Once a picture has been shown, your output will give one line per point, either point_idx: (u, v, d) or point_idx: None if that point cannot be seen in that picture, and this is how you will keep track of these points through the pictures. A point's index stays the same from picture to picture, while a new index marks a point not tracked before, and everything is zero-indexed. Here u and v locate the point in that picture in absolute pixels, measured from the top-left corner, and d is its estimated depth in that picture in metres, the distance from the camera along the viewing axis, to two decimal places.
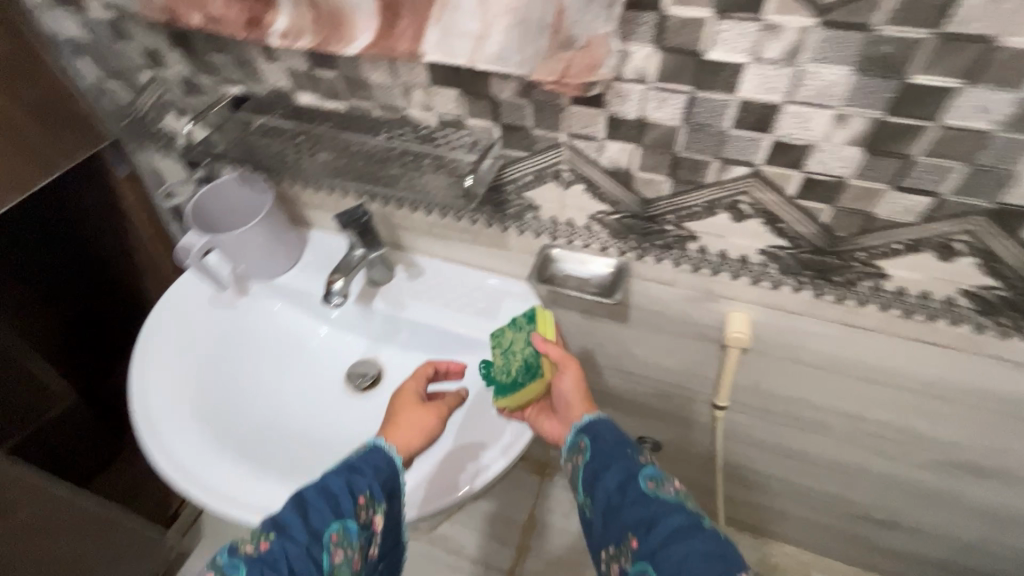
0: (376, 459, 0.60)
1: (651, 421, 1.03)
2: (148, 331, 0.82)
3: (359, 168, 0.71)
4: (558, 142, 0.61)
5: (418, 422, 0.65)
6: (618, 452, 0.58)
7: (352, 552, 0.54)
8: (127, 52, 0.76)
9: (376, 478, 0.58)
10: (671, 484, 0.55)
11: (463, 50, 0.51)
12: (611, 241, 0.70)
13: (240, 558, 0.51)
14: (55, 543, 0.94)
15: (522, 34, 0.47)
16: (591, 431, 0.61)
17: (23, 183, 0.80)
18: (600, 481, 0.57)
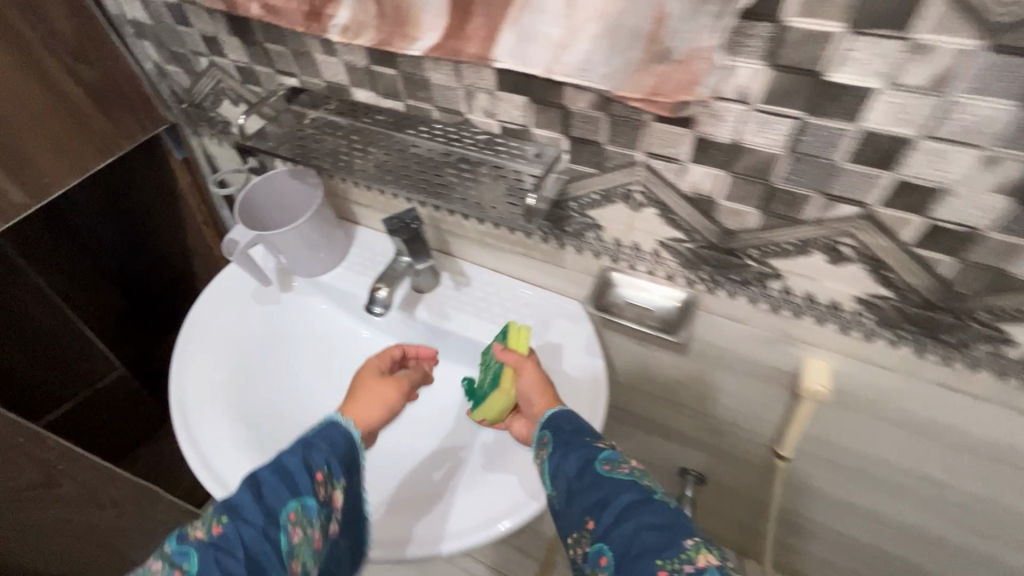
0: (331, 433, 0.56)
1: (698, 454, 0.96)
2: (190, 320, 0.82)
3: (412, 174, 0.66)
4: (633, 161, 0.55)
5: (380, 399, 0.63)
6: (576, 440, 0.55)
7: (313, 531, 0.51)
8: (186, 38, 0.73)
9: (333, 453, 0.55)
10: (628, 464, 0.52)
11: (542, 58, 0.46)
12: (680, 270, 0.64)
13: (191, 545, 0.47)
14: (98, 512, 0.96)
15: (612, 43, 0.42)
16: (553, 423, 0.58)
17: (82, 165, 0.78)
18: (560, 471, 0.53)
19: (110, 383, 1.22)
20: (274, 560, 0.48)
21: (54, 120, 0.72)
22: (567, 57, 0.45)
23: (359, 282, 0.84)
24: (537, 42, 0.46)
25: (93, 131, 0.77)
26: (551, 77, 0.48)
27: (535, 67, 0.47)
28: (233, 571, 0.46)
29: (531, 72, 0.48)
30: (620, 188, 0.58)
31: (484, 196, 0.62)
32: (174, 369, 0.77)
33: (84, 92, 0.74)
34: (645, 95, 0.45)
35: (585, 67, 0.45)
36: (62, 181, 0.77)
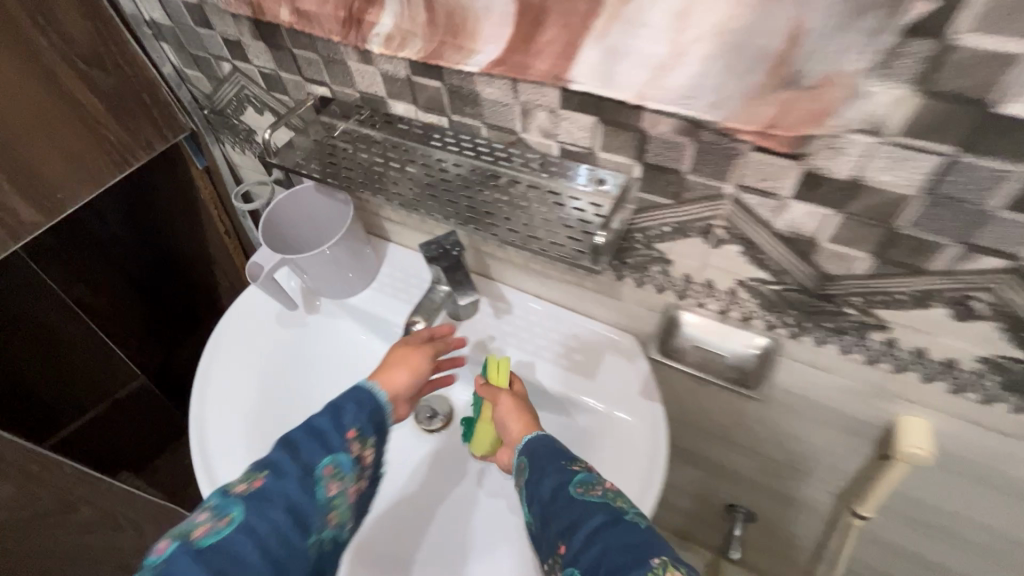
0: (361, 395, 0.57)
1: (751, 493, 0.88)
2: (210, 348, 0.76)
3: (456, 197, 0.58)
4: (719, 193, 0.47)
5: (406, 361, 0.61)
6: (551, 463, 0.54)
7: (348, 485, 0.52)
8: (207, 40, 0.67)
9: (362, 411, 0.56)
10: (602, 485, 0.51)
11: (634, 82, 0.41)
12: (759, 312, 0.56)
13: (233, 496, 0.48)
14: (119, 535, 0.92)
15: (728, 65, 0.36)
16: (529, 448, 0.57)
17: (96, 178, 0.72)
18: (535, 497, 0.53)
19: (131, 394, 1.21)
20: (314, 511, 0.49)
21: (65, 130, 0.66)
22: (666, 81, 0.39)
23: (388, 306, 0.77)
24: (628, 63, 0.40)
25: (107, 141, 0.71)
26: (644, 103, 0.42)
27: (625, 93, 0.42)
28: (279, 520, 0.47)
29: (621, 99, 0.42)
30: (700, 221, 0.50)
31: (541, 227, 0.54)
32: (195, 403, 0.72)
33: (97, 99, 0.68)
34: (759, 129, 0.39)
35: (690, 93, 0.39)
36: (74, 195, 0.71)
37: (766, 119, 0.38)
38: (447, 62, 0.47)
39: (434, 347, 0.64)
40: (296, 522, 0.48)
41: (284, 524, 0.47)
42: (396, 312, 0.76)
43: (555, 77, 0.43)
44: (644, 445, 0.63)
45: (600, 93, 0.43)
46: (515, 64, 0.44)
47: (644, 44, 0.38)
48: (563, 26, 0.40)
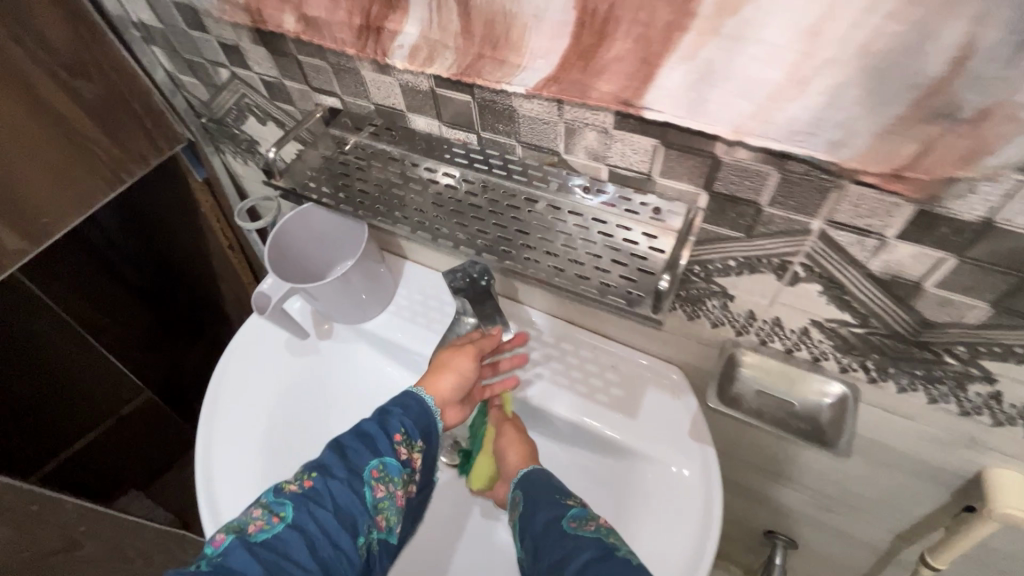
0: (407, 400, 0.54)
1: (795, 524, 0.82)
2: (215, 385, 0.68)
3: (487, 224, 0.51)
4: (803, 228, 0.40)
5: (449, 366, 0.56)
6: (547, 499, 0.55)
7: (396, 488, 0.49)
8: (202, 45, 0.60)
9: (409, 415, 0.52)
10: (595, 522, 0.51)
11: (733, 117, 0.34)
12: (833, 354, 0.49)
13: (286, 496, 0.46)
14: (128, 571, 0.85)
15: (864, 95, 0.30)
16: (526, 483, 0.58)
17: (86, 199, 0.66)
18: (528, 530, 0.53)
19: (136, 410, 1.12)
20: (362, 513, 0.47)
21: (49, 149, 0.60)
22: (774, 117, 0.33)
23: (406, 331, 0.70)
24: (722, 90, 0.33)
25: (97, 158, 0.65)
26: (743, 139, 0.35)
27: (723, 129, 0.35)
28: (327, 522, 0.45)
29: (717, 134, 0.36)
30: (773, 257, 0.43)
31: (587, 262, 0.47)
32: (200, 452, 0.63)
33: (83, 113, 0.61)
34: (890, 170, 0.33)
35: (810, 131, 0.33)
36: (64, 219, 0.65)
37: (899, 156, 0.32)
38: (487, 81, 0.42)
39: (479, 347, 0.57)
40: (345, 524, 0.45)
41: (333, 526, 0.45)
42: (418, 339, 0.70)
43: (628, 104, 0.37)
44: (698, 499, 0.56)
45: (694, 126, 0.37)
46: (577, 87, 0.38)
47: (743, 70, 0.32)
48: (637, 39, 0.33)
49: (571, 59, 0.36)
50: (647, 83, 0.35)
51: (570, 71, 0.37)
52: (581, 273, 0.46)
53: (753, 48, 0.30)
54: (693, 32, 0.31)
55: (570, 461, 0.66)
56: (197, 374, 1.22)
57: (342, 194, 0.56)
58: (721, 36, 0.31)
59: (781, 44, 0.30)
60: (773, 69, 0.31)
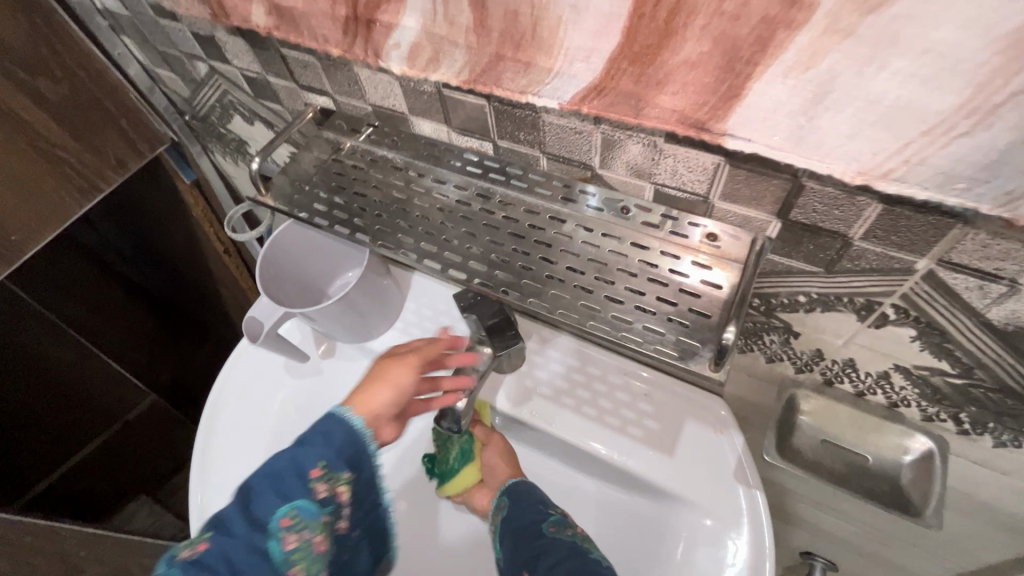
0: (329, 426, 0.44)
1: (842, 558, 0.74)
2: (204, 430, 0.60)
3: (506, 248, 0.42)
4: (904, 267, 0.32)
5: (387, 379, 0.47)
6: (529, 505, 0.53)
7: (313, 535, 0.42)
8: (174, 36, 0.52)
9: (329, 445, 0.43)
10: (574, 528, 0.51)
11: (858, 157, 0.27)
12: (917, 404, 0.41)
13: (176, 566, 0.38)
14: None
15: None
16: (512, 491, 0.55)
17: (58, 212, 0.60)
18: (506, 530, 0.53)
19: (142, 414, 1.05)
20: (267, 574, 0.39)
21: (10, 159, 0.53)
22: (923, 159, 0.25)
23: None
24: (839, 115, 0.25)
25: (67, 166, 0.58)
26: (872, 180, 0.27)
27: (847, 169, 0.27)
28: None
29: (833, 173, 0.28)
30: (857, 296, 0.35)
31: (627, 300, 0.38)
32: (195, 513, 0.55)
33: (48, 115, 0.54)
34: None
35: (973, 172, 0.25)
36: (35, 234, 0.59)
37: None
38: (508, 90, 0.35)
39: (424, 357, 0.49)
40: None
41: None
42: None
43: (703, 128, 0.29)
44: (742, 559, 0.48)
45: (803, 164, 0.29)
46: (629, 104, 0.31)
47: (867, 92, 0.24)
48: (715, 39, 0.25)
49: (620, 63, 0.29)
50: (720, 94, 0.27)
51: (620, 80, 0.30)
52: (622, 316, 0.37)
53: (890, 61, 0.22)
54: (793, 31, 0.23)
55: (595, 498, 0.59)
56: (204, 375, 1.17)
57: (338, 210, 0.46)
58: (832, 37, 0.23)
59: (926, 48, 0.21)
60: (903, 84, 0.23)
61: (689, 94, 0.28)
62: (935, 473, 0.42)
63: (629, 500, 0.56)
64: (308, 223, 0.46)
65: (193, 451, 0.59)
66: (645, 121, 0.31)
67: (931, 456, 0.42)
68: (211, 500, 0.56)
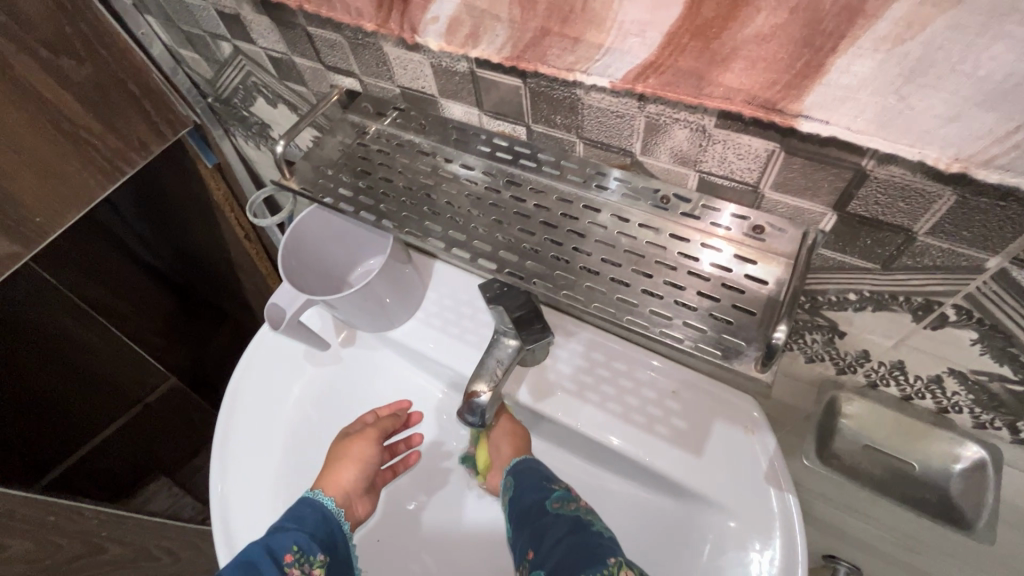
0: (300, 511, 0.53)
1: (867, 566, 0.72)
2: (224, 416, 0.59)
3: (538, 238, 0.40)
4: (972, 264, 0.29)
5: (348, 456, 0.57)
6: (534, 483, 0.53)
7: None
8: (199, 14, 0.51)
9: (303, 528, 0.52)
10: (577, 503, 0.51)
11: (954, 142, 0.24)
12: (972, 411, 0.38)
13: None
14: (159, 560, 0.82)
15: None
16: (518, 469, 0.55)
17: (81, 194, 0.59)
18: (512, 508, 0.53)
19: (161, 398, 1.05)
20: None
21: (34, 139, 0.53)
22: (1017, 141, 0.23)
23: (436, 342, 0.60)
24: (934, 91, 0.23)
25: (92, 147, 0.57)
26: (967, 167, 0.25)
27: (942, 156, 0.25)
28: None
29: (918, 157, 0.26)
30: (915, 296, 0.33)
31: (666, 295, 0.36)
32: (216, 501, 0.55)
33: (73, 95, 0.53)
34: None
35: None
36: (59, 216, 0.58)
37: None
38: (553, 67, 0.33)
39: (378, 428, 0.59)
40: None
41: None
42: (449, 352, 0.59)
43: (774, 109, 0.27)
44: (775, 565, 0.45)
45: (887, 149, 0.26)
46: (688, 82, 0.29)
47: (972, 67, 0.22)
48: (793, 8, 0.23)
49: (681, 38, 0.27)
50: (795, 71, 0.25)
51: (679, 57, 0.28)
52: (661, 312, 0.35)
53: (1004, 31, 0.20)
54: None
55: (618, 495, 0.57)
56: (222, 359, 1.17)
57: (362, 196, 0.45)
58: (936, 2, 0.21)
59: None
60: (1018, 57, 0.21)
61: (755, 72, 0.26)
62: (986, 485, 0.39)
63: (654, 498, 0.55)
64: (332, 209, 0.45)
65: (213, 438, 0.58)
66: (706, 102, 0.29)
67: (984, 466, 0.39)
68: (233, 488, 0.55)
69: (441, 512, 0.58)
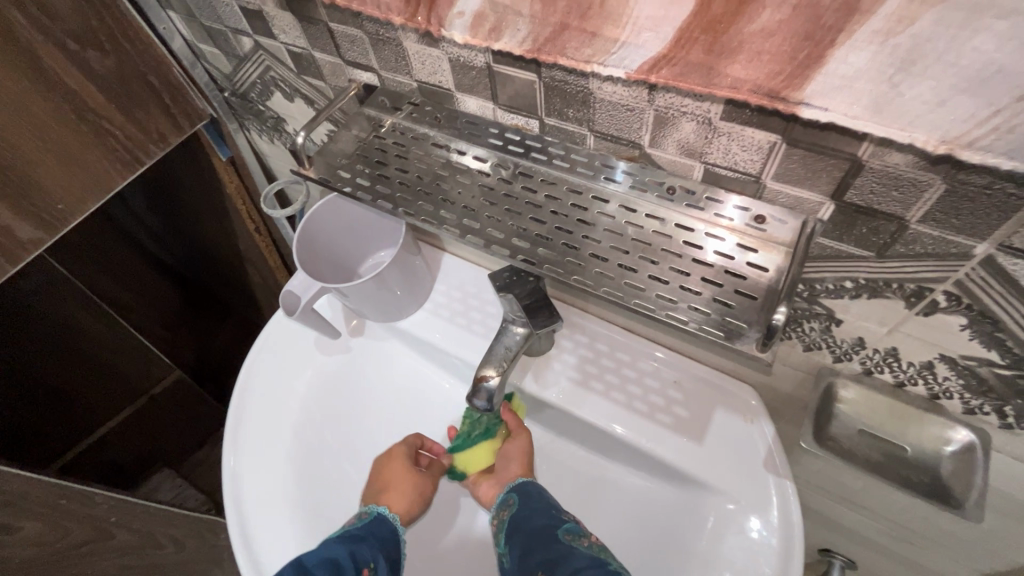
0: (379, 530, 0.52)
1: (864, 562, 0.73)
2: (239, 398, 0.60)
3: (548, 226, 0.42)
4: (961, 252, 0.31)
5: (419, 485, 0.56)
6: (542, 508, 0.52)
7: None
8: (222, 10, 0.53)
9: (382, 548, 0.51)
10: (591, 538, 0.48)
11: (941, 126, 0.26)
12: (963, 395, 0.40)
13: None
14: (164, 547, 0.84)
15: None
16: (522, 490, 0.54)
17: (102, 183, 0.61)
18: (516, 529, 0.51)
19: (168, 389, 1.06)
20: None
21: (57, 127, 0.54)
22: (1000, 126, 0.25)
23: (444, 332, 0.62)
24: (924, 80, 0.25)
25: (113, 137, 0.59)
26: (955, 153, 0.27)
27: (930, 139, 0.27)
28: None
29: (912, 144, 0.28)
30: (907, 282, 0.35)
31: (672, 281, 0.38)
32: (229, 480, 0.56)
33: (95, 86, 0.55)
34: None
35: None
36: (79, 205, 0.60)
37: None
38: (572, 60, 0.35)
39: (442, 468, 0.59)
40: None
41: None
42: (457, 343, 0.61)
43: (778, 98, 0.29)
44: (770, 543, 0.47)
45: (882, 134, 0.28)
46: (699, 73, 0.31)
47: (957, 57, 0.24)
48: (795, 5, 0.25)
49: (693, 32, 0.29)
50: (797, 63, 0.27)
51: (689, 49, 0.30)
52: (667, 296, 0.37)
53: (986, 24, 0.22)
54: None
55: (616, 485, 0.59)
56: (227, 352, 1.18)
57: (379, 185, 0.46)
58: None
59: None
60: (999, 47, 0.23)
61: (759, 64, 0.28)
62: (974, 466, 0.41)
63: (654, 486, 0.57)
64: (350, 198, 0.47)
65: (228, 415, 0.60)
66: (714, 91, 0.31)
67: (973, 448, 0.41)
68: (244, 463, 0.57)
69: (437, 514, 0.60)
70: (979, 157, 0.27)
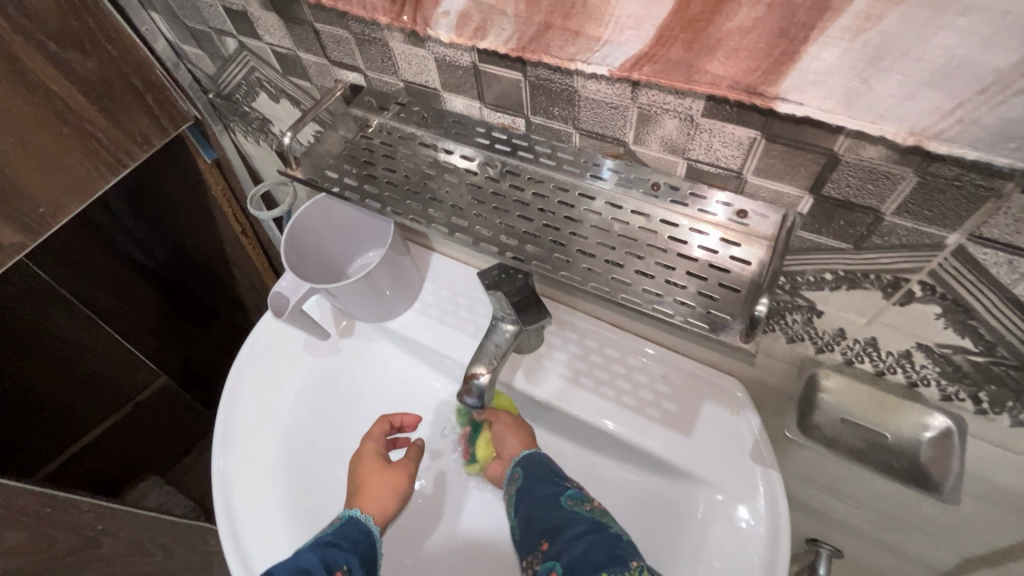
0: (350, 533, 0.51)
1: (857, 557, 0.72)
2: (226, 400, 0.60)
3: (536, 224, 0.42)
4: (934, 242, 0.32)
5: (390, 478, 0.55)
6: (545, 477, 0.54)
7: None
8: (205, 10, 0.53)
9: (355, 550, 0.50)
10: (592, 503, 0.51)
11: (912, 118, 0.27)
12: (941, 383, 0.41)
13: None
14: (149, 556, 0.82)
15: None
16: (526, 461, 0.56)
17: (84, 188, 0.60)
18: (522, 500, 0.53)
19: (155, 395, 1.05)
20: None
21: (37, 131, 0.54)
22: (964, 117, 0.26)
23: (432, 331, 0.62)
24: (892, 74, 0.26)
25: (95, 140, 0.59)
26: (925, 144, 0.28)
27: (900, 131, 0.28)
28: None
29: (882, 137, 0.29)
30: (884, 273, 0.36)
31: (657, 275, 0.39)
32: (218, 482, 0.56)
33: (77, 88, 0.55)
34: None
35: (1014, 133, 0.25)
36: (62, 210, 0.59)
37: None
38: (556, 58, 0.35)
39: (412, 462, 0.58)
40: None
41: None
42: (446, 341, 0.61)
43: (756, 93, 0.30)
44: (758, 532, 0.48)
45: (856, 128, 0.29)
46: (679, 71, 0.31)
47: (923, 53, 0.25)
48: (769, 4, 0.26)
49: (673, 31, 0.30)
50: (772, 59, 0.28)
51: (670, 48, 0.31)
52: (652, 290, 0.38)
53: (948, 20, 0.23)
54: None
55: (607, 479, 0.59)
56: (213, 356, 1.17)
57: (367, 185, 0.47)
58: None
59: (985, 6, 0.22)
60: (961, 42, 0.24)
61: (733, 62, 0.29)
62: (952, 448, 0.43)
63: (644, 480, 0.57)
64: (338, 197, 0.47)
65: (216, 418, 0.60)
66: (695, 88, 0.32)
67: (950, 433, 0.43)
68: (233, 465, 0.56)
69: (428, 516, 0.59)
70: (949, 149, 0.27)
